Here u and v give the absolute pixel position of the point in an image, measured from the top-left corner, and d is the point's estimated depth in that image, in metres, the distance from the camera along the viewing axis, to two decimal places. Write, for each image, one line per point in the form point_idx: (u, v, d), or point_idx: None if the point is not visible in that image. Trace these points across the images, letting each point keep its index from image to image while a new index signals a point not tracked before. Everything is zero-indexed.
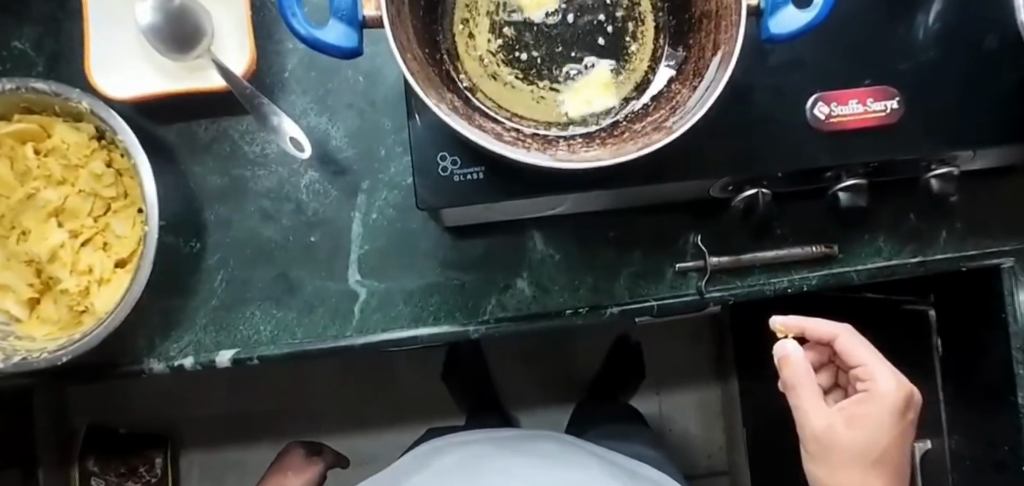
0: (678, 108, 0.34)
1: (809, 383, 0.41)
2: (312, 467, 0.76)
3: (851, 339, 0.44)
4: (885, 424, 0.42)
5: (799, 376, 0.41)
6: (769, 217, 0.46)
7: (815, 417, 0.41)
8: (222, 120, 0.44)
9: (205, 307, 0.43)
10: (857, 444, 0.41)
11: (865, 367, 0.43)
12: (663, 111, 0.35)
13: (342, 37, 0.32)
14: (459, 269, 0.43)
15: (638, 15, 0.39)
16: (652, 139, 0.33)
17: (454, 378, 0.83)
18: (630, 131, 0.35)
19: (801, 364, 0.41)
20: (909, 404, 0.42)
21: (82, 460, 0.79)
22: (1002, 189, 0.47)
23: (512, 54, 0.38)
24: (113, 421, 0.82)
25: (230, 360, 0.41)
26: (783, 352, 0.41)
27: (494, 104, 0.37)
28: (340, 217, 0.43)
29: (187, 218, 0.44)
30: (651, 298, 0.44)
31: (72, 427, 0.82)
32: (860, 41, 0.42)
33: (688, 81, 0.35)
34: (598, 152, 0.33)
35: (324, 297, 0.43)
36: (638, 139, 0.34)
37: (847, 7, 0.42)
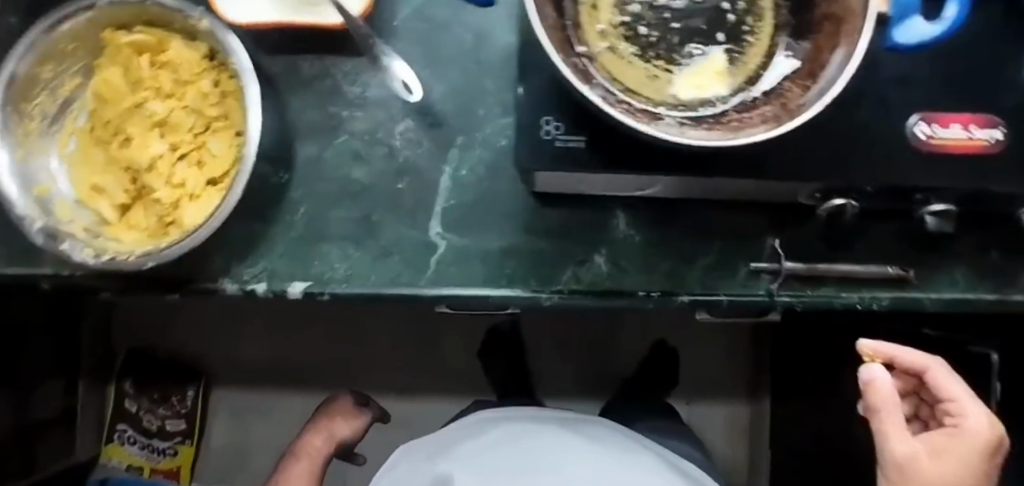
0: (786, 106, 0.35)
1: (895, 410, 0.41)
2: (359, 417, 0.79)
3: (943, 373, 0.43)
4: (971, 463, 0.41)
5: (886, 402, 0.41)
6: (849, 232, 0.46)
7: (901, 442, 0.40)
8: (327, 58, 0.44)
9: (284, 237, 0.44)
10: (942, 477, 0.40)
11: (956, 402, 0.42)
12: (771, 107, 0.36)
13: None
14: (540, 236, 0.43)
15: (758, 9, 0.39)
16: (760, 129, 0.34)
17: (490, 358, 0.84)
18: (738, 120, 0.35)
19: (887, 389, 0.40)
20: (997, 447, 0.41)
21: (120, 380, 0.82)
22: None
23: (631, 30, 0.38)
24: (154, 346, 0.85)
25: (302, 292, 0.42)
26: (869, 375, 0.41)
27: (608, 75, 0.37)
28: (430, 167, 0.43)
29: (279, 148, 0.44)
30: (720, 293, 0.44)
31: (112, 348, 0.84)
32: (972, 68, 0.42)
33: (801, 81, 0.36)
34: (706, 134, 0.34)
35: (404, 245, 0.43)
36: (750, 128, 0.34)
37: (962, 32, 0.43)
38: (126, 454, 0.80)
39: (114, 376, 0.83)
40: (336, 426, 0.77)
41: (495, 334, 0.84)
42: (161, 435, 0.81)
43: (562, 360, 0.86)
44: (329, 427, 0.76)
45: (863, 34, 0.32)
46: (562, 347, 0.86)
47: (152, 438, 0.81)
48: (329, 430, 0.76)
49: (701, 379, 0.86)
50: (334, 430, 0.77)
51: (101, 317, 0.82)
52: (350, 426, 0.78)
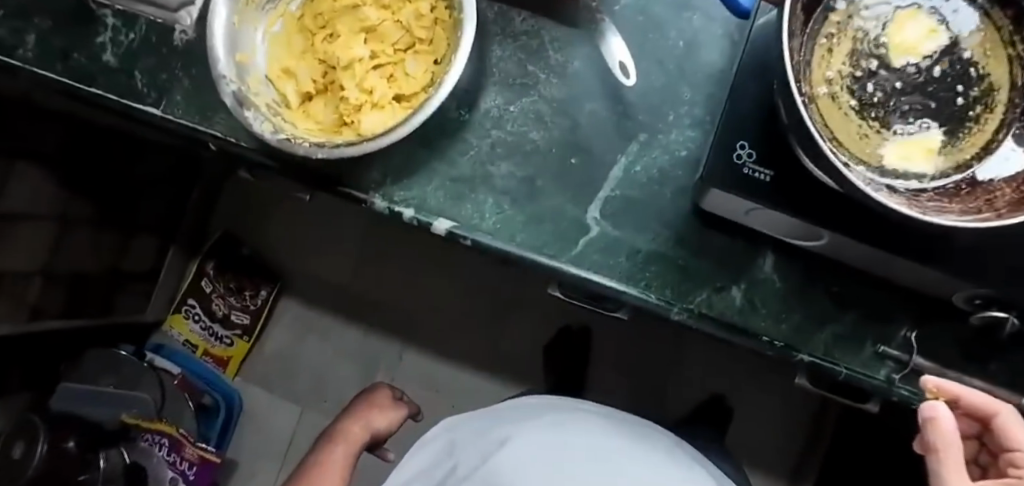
0: (993, 204, 0.35)
1: (956, 451, 0.38)
2: (398, 410, 0.77)
3: (1014, 419, 0.40)
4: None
5: (947, 440, 0.38)
6: (992, 350, 0.44)
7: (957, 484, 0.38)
8: (540, 19, 0.45)
9: (443, 173, 0.45)
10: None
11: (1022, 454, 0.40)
12: (978, 202, 0.35)
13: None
14: (688, 252, 0.43)
15: (991, 101, 0.38)
16: (963, 217, 0.34)
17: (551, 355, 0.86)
18: (938, 203, 0.35)
19: (952, 429, 0.38)
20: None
21: (204, 260, 0.87)
22: None
23: (858, 84, 0.38)
24: (241, 238, 0.89)
25: (447, 230, 0.43)
26: (931, 412, 0.38)
27: (822, 121, 0.37)
28: (605, 153, 0.43)
29: (465, 87, 0.45)
30: (840, 365, 0.44)
31: (209, 230, 0.90)
32: None
33: (1015, 184, 0.36)
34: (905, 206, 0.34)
35: (557, 217, 0.43)
36: (949, 214, 0.35)
37: None
38: (187, 328, 0.87)
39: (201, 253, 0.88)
40: (374, 417, 0.74)
41: (567, 333, 0.85)
42: (224, 322, 0.86)
43: (613, 380, 0.86)
44: (369, 417, 0.74)
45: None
46: (614, 367, 0.86)
47: (216, 322, 0.87)
48: (367, 420, 0.73)
49: (744, 446, 0.84)
50: (374, 420, 0.74)
51: (207, 194, 0.87)
52: (387, 419, 0.76)
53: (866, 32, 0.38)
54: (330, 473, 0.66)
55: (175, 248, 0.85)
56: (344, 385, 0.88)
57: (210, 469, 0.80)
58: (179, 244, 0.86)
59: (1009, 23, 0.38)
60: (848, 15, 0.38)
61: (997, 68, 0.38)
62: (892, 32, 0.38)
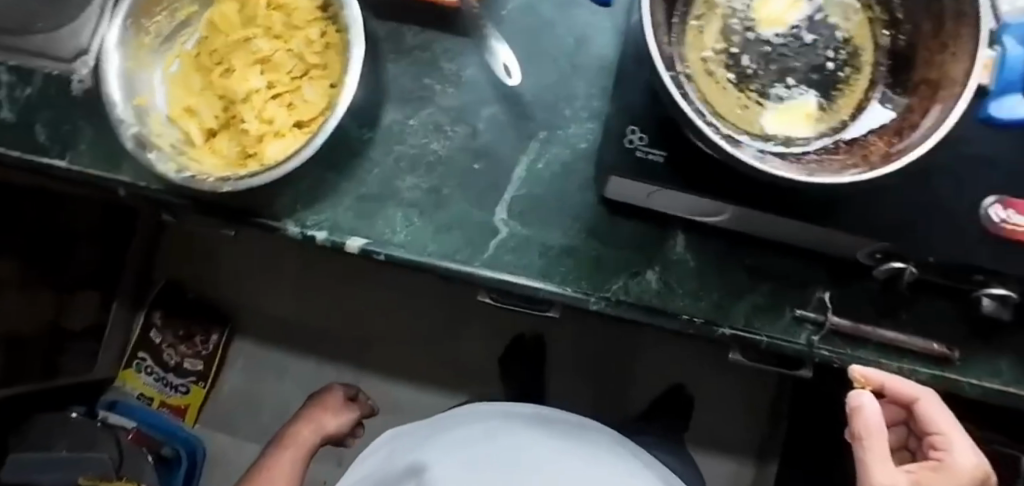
0: (871, 159, 0.36)
1: (880, 439, 0.40)
2: (348, 413, 0.76)
3: (934, 403, 0.43)
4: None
5: (869, 428, 0.40)
6: (898, 302, 0.46)
7: (883, 471, 0.39)
8: (430, 31, 0.46)
9: (353, 192, 0.46)
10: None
11: (942, 437, 0.43)
12: (856, 158, 0.36)
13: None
14: (599, 241, 0.44)
15: (858, 63, 0.40)
16: (837, 174, 0.35)
17: (510, 362, 0.85)
18: (817, 163, 0.37)
19: (874, 416, 0.40)
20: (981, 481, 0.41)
21: (150, 312, 0.87)
22: None
23: (733, 57, 0.39)
24: (187, 284, 0.90)
25: (360, 248, 0.45)
26: (855, 402, 0.40)
27: (703, 97, 0.38)
28: (506, 154, 0.45)
29: (365, 106, 0.46)
30: (762, 334, 0.45)
31: (152, 278, 0.90)
32: None
33: (887, 137, 0.37)
34: (784, 170, 0.35)
35: (466, 223, 0.45)
36: (826, 173, 0.36)
37: None
38: (140, 382, 0.87)
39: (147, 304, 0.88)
40: (325, 419, 0.73)
41: (519, 341, 0.86)
42: (176, 371, 0.87)
43: (576, 382, 0.86)
44: (318, 419, 0.72)
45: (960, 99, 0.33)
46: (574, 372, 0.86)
47: (168, 372, 0.87)
48: (317, 422, 0.72)
49: (708, 431, 0.84)
50: (324, 421, 0.72)
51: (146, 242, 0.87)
52: (338, 421, 0.74)
53: (736, 8, 0.40)
54: (277, 476, 0.64)
55: (119, 302, 0.84)
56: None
57: None
58: (121, 299, 0.84)
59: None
60: None
61: (859, 31, 0.40)
62: (758, 5, 0.40)
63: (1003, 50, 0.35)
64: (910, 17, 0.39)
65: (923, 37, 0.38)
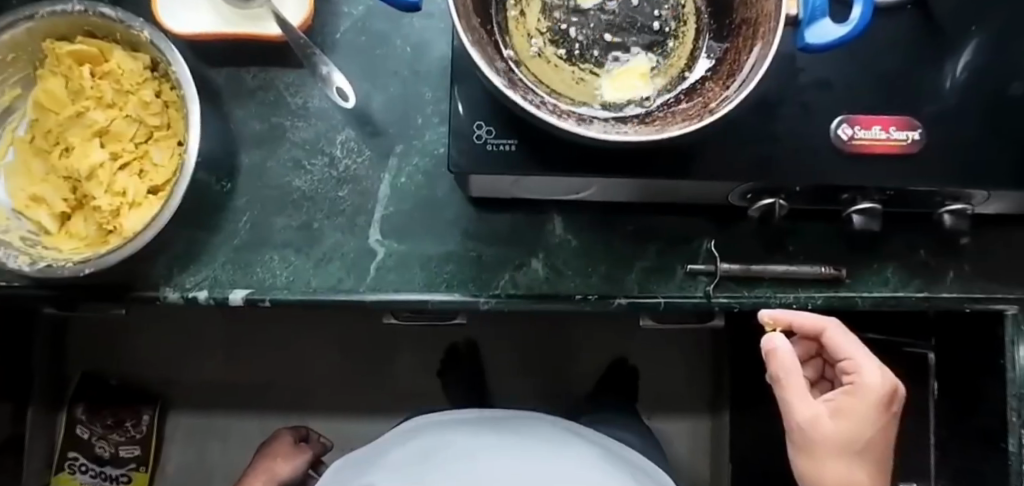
0: (709, 104, 0.36)
1: (795, 375, 0.42)
2: (301, 453, 0.80)
3: (839, 332, 0.44)
4: (868, 416, 0.42)
5: (786, 369, 0.41)
6: (781, 234, 0.48)
7: (804, 406, 0.42)
8: (271, 70, 0.47)
9: (226, 245, 0.45)
10: (840, 431, 0.42)
11: (850, 361, 0.44)
12: (695, 105, 0.36)
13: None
14: (476, 242, 0.45)
15: (683, 15, 0.39)
16: (683, 125, 0.34)
17: (451, 374, 0.88)
18: (661, 119, 0.36)
19: (788, 358, 0.41)
20: (889, 393, 0.43)
21: (71, 407, 0.87)
22: (1011, 236, 0.50)
23: (559, 33, 0.38)
24: (106, 372, 0.90)
25: (244, 299, 0.44)
26: (770, 345, 0.42)
27: (535, 79, 0.37)
28: (370, 177, 0.46)
29: (224, 157, 0.46)
30: (658, 295, 0.45)
31: (66, 374, 0.89)
32: (892, 75, 0.44)
33: (722, 81, 0.37)
34: (630, 132, 0.34)
35: (343, 250, 0.46)
36: (672, 127, 0.35)
37: (884, 38, 0.45)
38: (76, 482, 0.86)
39: (67, 401, 0.88)
40: (276, 468, 0.78)
41: (454, 352, 0.90)
42: (114, 462, 0.87)
43: (525, 376, 0.90)
44: (269, 469, 0.78)
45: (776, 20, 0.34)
46: (522, 368, 0.90)
47: (105, 465, 0.87)
48: (268, 473, 0.77)
49: (662, 394, 0.90)
50: (274, 470, 0.78)
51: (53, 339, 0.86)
52: (292, 463, 0.79)
53: None
54: None
55: (33, 408, 0.84)
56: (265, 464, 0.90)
57: None
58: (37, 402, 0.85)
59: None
60: None
61: None
62: None
63: None
64: None
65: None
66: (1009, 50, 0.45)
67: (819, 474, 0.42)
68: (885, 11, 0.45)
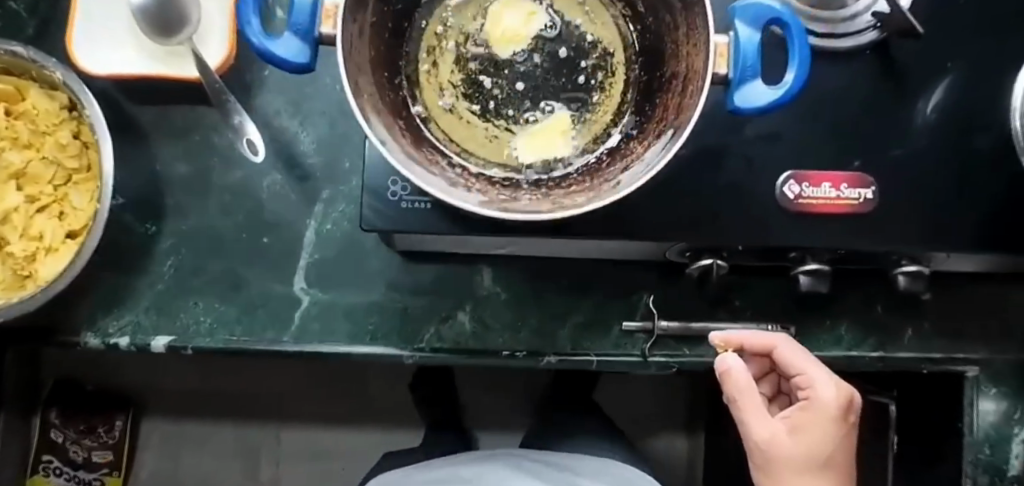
0: (626, 170, 0.33)
1: (751, 396, 0.37)
2: None
3: (790, 346, 0.40)
4: (828, 429, 0.39)
5: (742, 390, 0.37)
6: (728, 288, 0.45)
7: (761, 426, 0.38)
8: (198, 107, 0.46)
9: (149, 289, 0.44)
10: (801, 450, 0.38)
11: (803, 376, 0.40)
12: (614, 168, 0.34)
13: (295, 51, 0.31)
14: (402, 293, 0.44)
15: (611, 66, 0.37)
16: (595, 194, 0.32)
17: (423, 391, 0.88)
18: (577, 184, 0.33)
19: (743, 378, 0.37)
20: (846, 405, 0.39)
21: (43, 412, 0.87)
22: (974, 292, 0.47)
23: (474, 86, 0.36)
24: (81, 378, 0.91)
25: (165, 346, 0.43)
26: (723, 365, 0.37)
27: (444, 137, 0.35)
28: (296, 221, 0.45)
29: (148, 198, 0.45)
30: (591, 353, 0.44)
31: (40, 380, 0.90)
32: (846, 127, 0.42)
33: (645, 142, 0.34)
34: (540, 205, 0.32)
35: (266, 297, 0.44)
36: (581, 197, 0.32)
37: (837, 87, 0.42)
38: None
39: (39, 406, 0.87)
40: None
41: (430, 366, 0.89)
42: (87, 467, 0.88)
43: (495, 390, 0.91)
44: None
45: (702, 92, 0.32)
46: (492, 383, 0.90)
47: (78, 469, 0.87)
48: None
49: (636, 414, 0.89)
50: None
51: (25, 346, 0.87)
52: None
53: (465, 31, 0.36)
54: None
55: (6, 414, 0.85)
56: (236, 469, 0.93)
57: None
58: None
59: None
60: (443, 23, 0.36)
61: (604, 30, 0.37)
62: (489, 25, 0.36)
63: (736, 34, 0.32)
64: (652, 10, 0.36)
65: (668, 28, 0.35)
66: (969, 104, 0.43)
67: None
68: (843, 57, 0.42)
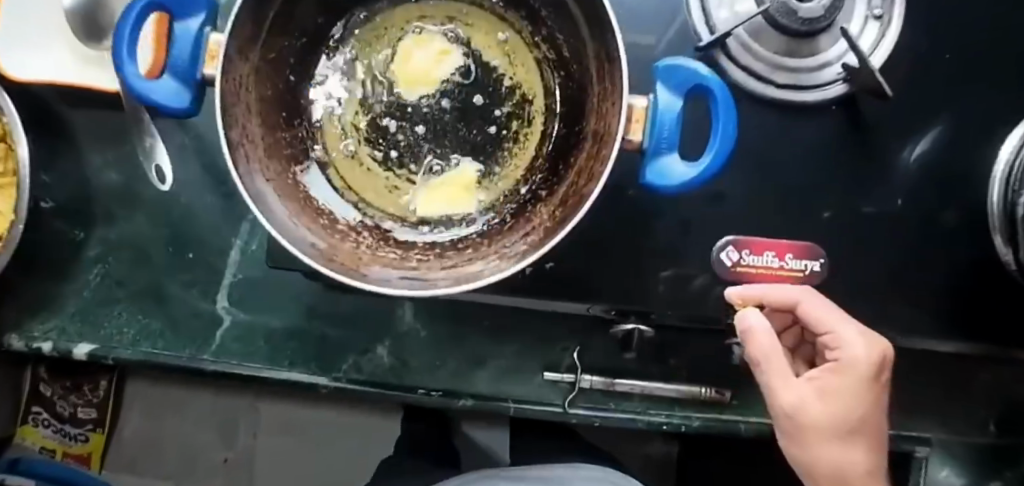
0: (527, 238, 0.30)
1: (776, 358, 0.33)
2: None
3: (815, 303, 0.34)
4: (864, 393, 0.34)
5: (766, 351, 0.33)
6: (666, 345, 0.43)
7: (788, 391, 0.33)
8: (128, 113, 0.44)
9: (75, 296, 0.44)
10: (832, 413, 0.34)
11: (833, 335, 0.34)
12: (514, 236, 0.31)
13: (168, 96, 0.29)
14: (323, 320, 0.43)
15: (528, 114, 0.34)
16: (487, 264, 0.30)
17: None
18: (473, 247, 0.31)
19: (767, 338, 0.32)
20: (882, 363, 0.34)
21: None
22: (940, 367, 0.43)
23: (379, 130, 0.34)
24: None
25: (86, 355, 0.43)
26: (744, 324, 0.33)
27: (342, 184, 0.34)
28: (222, 238, 0.44)
29: (77, 204, 0.45)
30: (510, 400, 0.42)
31: None
32: (790, 191, 0.40)
33: (552, 208, 0.31)
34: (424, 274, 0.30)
35: (190, 314, 0.44)
36: (468, 265, 0.30)
37: (790, 145, 0.39)
38: (40, 436, 0.85)
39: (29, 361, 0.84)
40: None
41: None
42: (73, 422, 0.87)
43: None
44: None
45: (608, 163, 0.28)
46: None
47: (65, 423, 0.86)
48: None
49: None
50: None
51: None
52: None
53: (374, 69, 0.34)
54: None
55: None
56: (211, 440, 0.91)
57: None
58: None
59: (526, 23, 0.34)
60: (353, 59, 0.34)
61: (525, 75, 0.34)
62: (398, 65, 0.34)
63: (656, 98, 0.29)
64: (575, 57, 0.32)
65: (591, 79, 0.31)
66: (934, 172, 0.41)
67: (815, 462, 0.35)
68: (801, 112, 0.39)
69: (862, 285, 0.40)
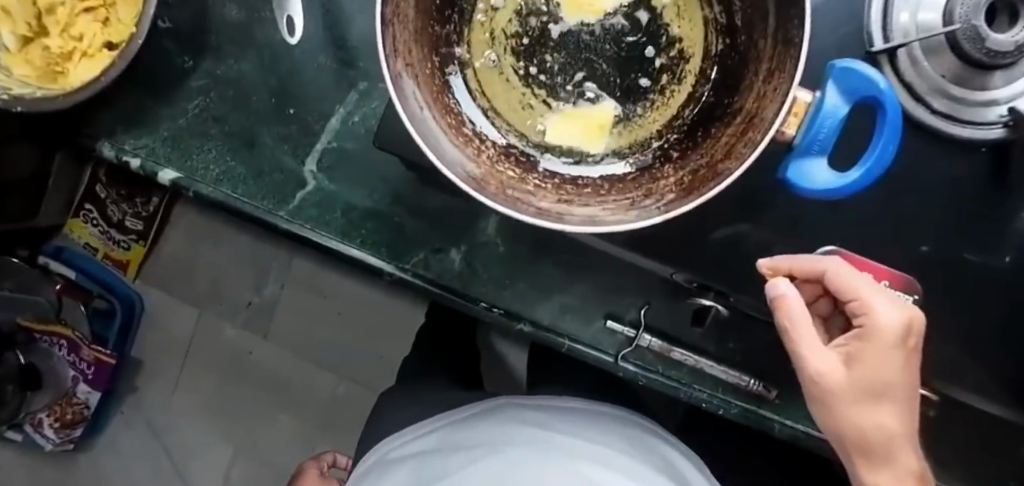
0: (648, 197, 0.30)
1: (807, 326, 0.31)
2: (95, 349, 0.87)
3: (846, 271, 0.32)
4: (895, 359, 0.31)
5: (795, 320, 0.31)
6: (728, 331, 0.41)
7: (815, 358, 0.31)
8: None
9: (172, 121, 0.45)
10: (861, 381, 0.31)
11: (860, 302, 0.32)
12: (635, 193, 0.30)
13: None
14: (404, 209, 0.43)
15: (680, 72, 0.33)
16: (598, 213, 0.29)
17: None
18: (591, 186, 0.31)
19: (797, 305, 0.31)
20: (911, 330, 0.31)
21: None
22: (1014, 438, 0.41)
23: (528, 45, 0.33)
24: None
25: (169, 181, 0.44)
26: (775, 291, 0.31)
27: (478, 89, 0.34)
28: (326, 103, 0.44)
29: (192, 32, 0.45)
30: (566, 338, 0.42)
31: None
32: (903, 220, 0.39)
33: (681, 174, 0.30)
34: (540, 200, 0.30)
35: (276, 169, 0.44)
36: (581, 204, 0.30)
37: (918, 172, 0.38)
38: (87, 233, 0.87)
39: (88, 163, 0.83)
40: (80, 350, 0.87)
41: None
42: (120, 229, 0.89)
43: None
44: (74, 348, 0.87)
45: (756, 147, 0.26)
46: None
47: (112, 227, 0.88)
48: (74, 352, 0.87)
49: None
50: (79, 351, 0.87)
51: None
52: (91, 355, 0.87)
53: None
54: None
55: None
56: (241, 282, 0.93)
57: (107, 371, 0.89)
58: None
59: None
60: None
61: (690, 30, 0.33)
62: None
63: (823, 96, 0.28)
64: (746, 27, 0.30)
65: (756, 54, 0.29)
66: None
67: (847, 431, 0.32)
68: (938, 143, 0.37)
69: (935, 329, 0.40)
